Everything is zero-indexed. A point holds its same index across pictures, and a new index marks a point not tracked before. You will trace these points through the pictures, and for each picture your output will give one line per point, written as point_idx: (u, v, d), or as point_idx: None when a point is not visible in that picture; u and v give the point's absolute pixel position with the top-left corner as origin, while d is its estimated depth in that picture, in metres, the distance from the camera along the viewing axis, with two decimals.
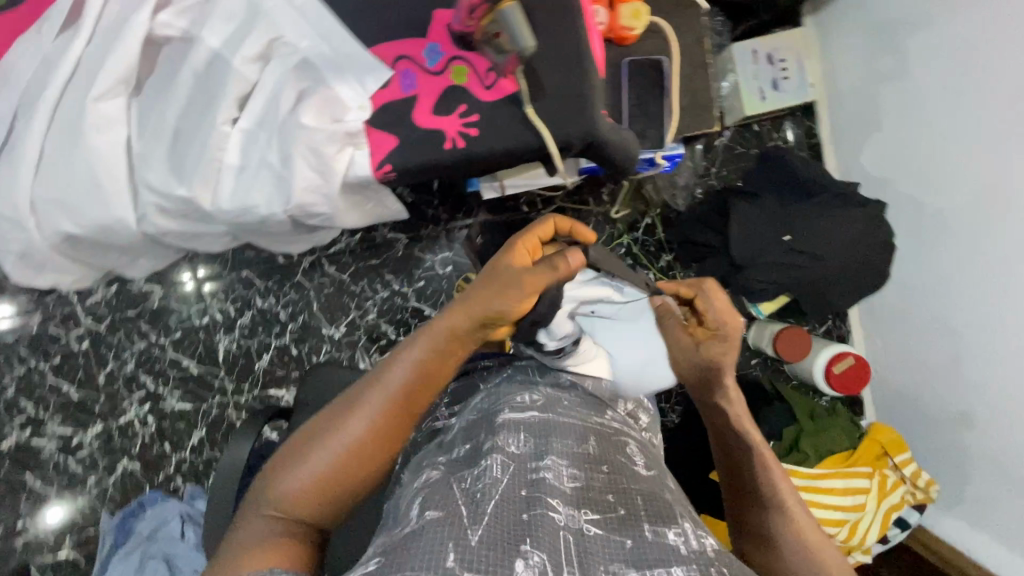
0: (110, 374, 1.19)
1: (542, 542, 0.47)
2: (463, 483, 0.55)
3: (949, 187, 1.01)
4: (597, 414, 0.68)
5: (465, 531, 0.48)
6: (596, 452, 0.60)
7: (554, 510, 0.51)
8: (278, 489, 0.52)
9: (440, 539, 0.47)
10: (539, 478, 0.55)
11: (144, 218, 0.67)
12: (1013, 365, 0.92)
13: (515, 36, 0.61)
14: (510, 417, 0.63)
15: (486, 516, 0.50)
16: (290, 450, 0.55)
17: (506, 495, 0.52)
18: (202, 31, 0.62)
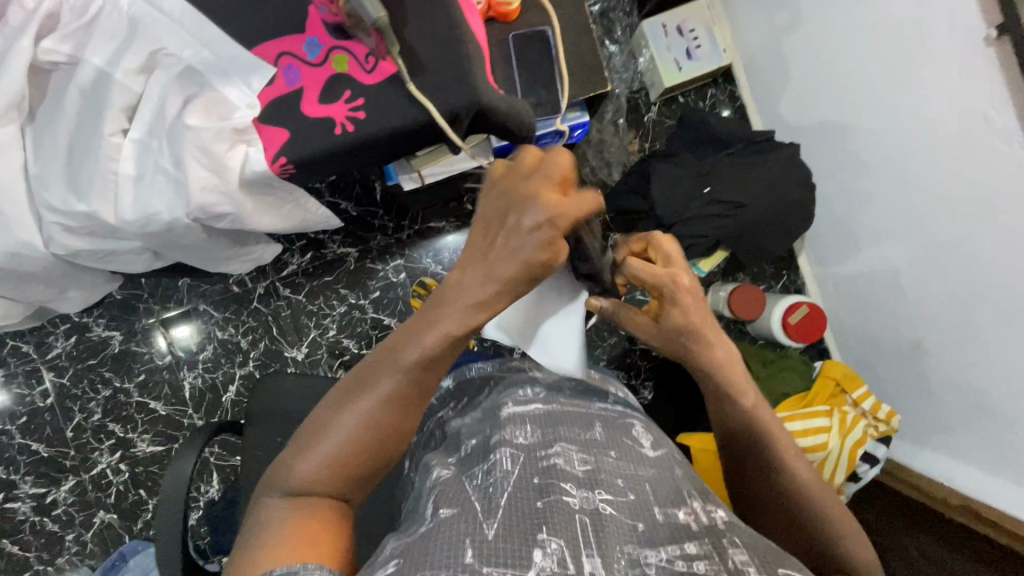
0: (77, 428, 1.16)
1: (558, 529, 0.45)
2: (474, 478, 0.53)
3: (850, 125, 1.03)
4: (599, 402, 0.65)
5: (481, 526, 0.45)
6: (605, 438, 0.56)
7: (567, 495, 0.48)
8: (297, 478, 0.47)
9: (454, 538, 0.44)
10: (550, 465, 0.52)
11: (51, 240, 0.71)
12: (944, 282, 0.91)
13: (364, 8, 0.63)
14: (515, 411, 0.61)
15: (500, 509, 0.48)
16: (314, 432, 0.48)
17: (518, 485, 0.50)
18: (86, 52, 0.66)
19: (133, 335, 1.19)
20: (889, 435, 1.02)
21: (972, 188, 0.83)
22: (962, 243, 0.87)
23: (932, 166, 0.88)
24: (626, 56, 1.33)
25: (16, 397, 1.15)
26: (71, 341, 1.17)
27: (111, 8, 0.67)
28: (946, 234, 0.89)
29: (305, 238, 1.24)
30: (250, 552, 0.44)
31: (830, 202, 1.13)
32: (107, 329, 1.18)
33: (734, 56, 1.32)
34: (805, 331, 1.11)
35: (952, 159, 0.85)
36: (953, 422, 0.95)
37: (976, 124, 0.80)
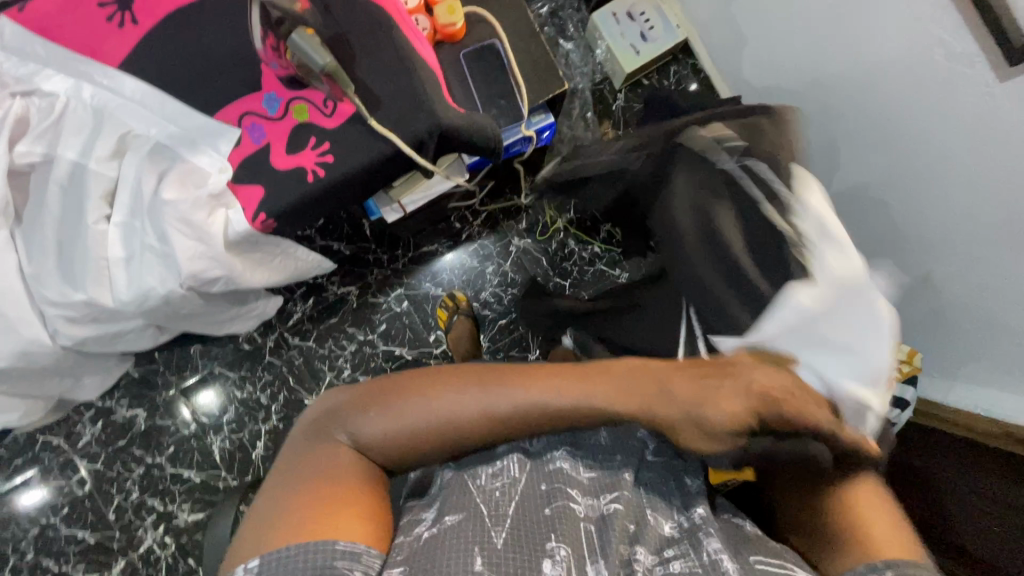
0: (119, 509, 1.18)
1: (568, 536, 0.49)
2: (478, 480, 0.55)
3: (814, 76, 1.03)
4: None
5: (488, 533, 0.49)
6: (609, 441, 0.58)
7: (575, 501, 0.52)
8: (364, 429, 0.53)
9: (464, 544, 0.48)
10: (555, 470, 0.55)
11: (57, 333, 0.73)
12: (937, 212, 0.90)
13: (313, 59, 0.65)
14: None
15: (508, 517, 0.51)
16: (399, 389, 0.54)
17: (526, 491, 0.53)
18: (59, 148, 0.69)
19: (156, 410, 1.21)
20: (915, 376, 1.02)
21: (944, 113, 0.82)
22: (945, 172, 0.86)
23: (898, 99, 0.88)
24: (583, 50, 1.34)
25: (57, 489, 1.18)
26: (99, 425, 1.20)
27: (75, 102, 0.70)
28: (928, 164, 0.88)
29: (305, 284, 1.26)
30: (285, 490, 0.50)
31: (810, 154, 1.13)
32: (131, 408, 1.21)
33: (687, 31, 1.33)
34: None
35: (916, 90, 0.85)
36: (979, 350, 0.92)
37: (934, 52, 0.80)
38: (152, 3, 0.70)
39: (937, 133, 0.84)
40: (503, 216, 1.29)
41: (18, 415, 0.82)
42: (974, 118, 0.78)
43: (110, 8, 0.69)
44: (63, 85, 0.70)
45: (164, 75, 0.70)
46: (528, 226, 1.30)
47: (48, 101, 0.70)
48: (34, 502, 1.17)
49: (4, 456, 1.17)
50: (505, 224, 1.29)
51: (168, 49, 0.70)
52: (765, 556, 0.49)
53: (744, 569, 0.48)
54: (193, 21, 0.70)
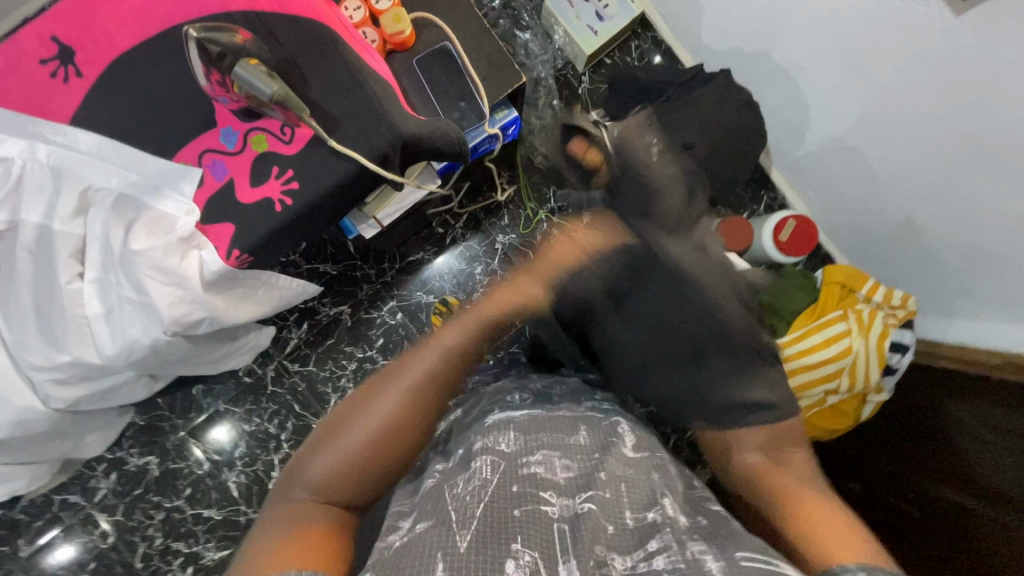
0: (145, 556, 1.18)
1: (533, 538, 0.49)
2: (454, 487, 0.56)
3: (772, 34, 1.02)
4: (584, 402, 0.70)
5: (453, 538, 0.48)
6: (589, 441, 0.61)
7: (548, 504, 0.53)
8: (315, 469, 0.62)
9: (428, 551, 0.48)
10: (531, 474, 0.55)
11: (49, 397, 0.73)
12: (913, 155, 0.89)
13: (262, 91, 0.65)
14: (498, 418, 0.65)
15: (474, 520, 0.50)
16: (339, 421, 0.66)
17: (496, 493, 0.53)
18: (22, 214, 0.68)
19: (167, 455, 1.21)
20: (911, 320, 1.00)
21: (904, 51, 0.81)
22: (915, 114, 0.85)
23: (857, 47, 0.88)
24: (541, 38, 1.33)
25: (81, 545, 1.18)
26: (113, 477, 1.20)
27: (32, 164, 0.69)
28: (898, 105, 0.87)
29: (297, 310, 1.25)
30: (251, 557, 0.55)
31: (781, 112, 1.12)
32: (143, 456, 1.21)
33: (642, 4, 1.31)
34: (796, 245, 1.10)
35: (875, 33, 0.83)
36: (973, 282, 0.91)
37: None
38: (93, 53, 0.69)
39: (902, 73, 0.83)
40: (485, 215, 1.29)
41: (25, 482, 0.82)
42: (934, 52, 0.77)
43: (52, 64, 0.69)
44: (16, 148, 0.69)
45: (117, 125, 0.69)
46: (511, 222, 1.29)
47: (3, 166, 0.69)
48: (61, 561, 1.17)
49: (24, 520, 1.17)
50: (488, 222, 1.29)
51: (117, 98, 0.69)
52: (750, 552, 0.48)
53: (730, 566, 0.46)
54: (137, 66, 0.69)
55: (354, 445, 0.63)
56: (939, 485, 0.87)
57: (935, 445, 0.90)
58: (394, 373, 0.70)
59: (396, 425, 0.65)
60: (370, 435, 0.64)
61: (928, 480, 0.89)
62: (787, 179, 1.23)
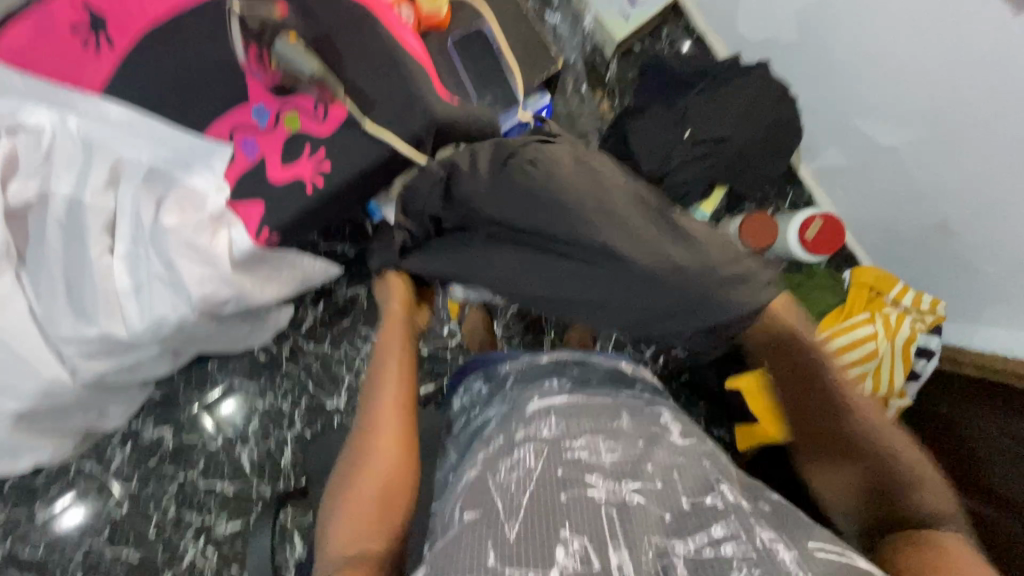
0: (158, 525, 1.20)
1: (581, 525, 0.49)
2: (496, 475, 0.55)
3: (814, 26, 0.99)
4: (624, 391, 0.68)
5: (501, 527, 0.49)
6: (632, 427, 0.61)
7: (594, 487, 0.52)
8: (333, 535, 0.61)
9: (477, 540, 0.48)
10: (574, 459, 0.55)
11: (76, 369, 0.73)
12: (955, 157, 0.87)
13: (299, 67, 0.65)
14: (538, 406, 0.63)
15: (521, 508, 0.50)
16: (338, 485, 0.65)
17: (542, 479, 0.53)
18: (52, 184, 0.67)
19: (182, 428, 1.22)
20: (939, 325, 0.99)
21: (957, 49, 0.78)
22: (963, 116, 0.82)
23: (907, 43, 0.85)
24: (570, 22, 1.30)
25: (96, 512, 1.20)
26: (128, 446, 1.21)
27: (61, 133, 0.67)
28: (946, 106, 0.84)
29: (314, 289, 1.25)
30: None
31: (816, 107, 1.09)
32: (157, 427, 1.22)
33: None
34: (824, 245, 1.07)
35: (927, 30, 0.81)
36: (1006, 291, 0.89)
37: None
38: (126, 23, 0.67)
39: (952, 73, 0.81)
40: None
41: (51, 452, 0.82)
42: (990, 54, 0.74)
43: (84, 32, 0.67)
44: (46, 117, 0.68)
45: (149, 98, 0.68)
46: None
47: (33, 134, 0.68)
48: (76, 526, 1.19)
49: (40, 485, 1.19)
50: None
51: (150, 70, 0.68)
52: (825, 544, 0.49)
53: (802, 559, 0.47)
54: (169, 37, 0.67)
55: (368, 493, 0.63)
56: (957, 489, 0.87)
57: (956, 446, 0.90)
58: (372, 432, 0.67)
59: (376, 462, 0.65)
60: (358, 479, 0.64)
61: None
62: (814, 175, 1.21)
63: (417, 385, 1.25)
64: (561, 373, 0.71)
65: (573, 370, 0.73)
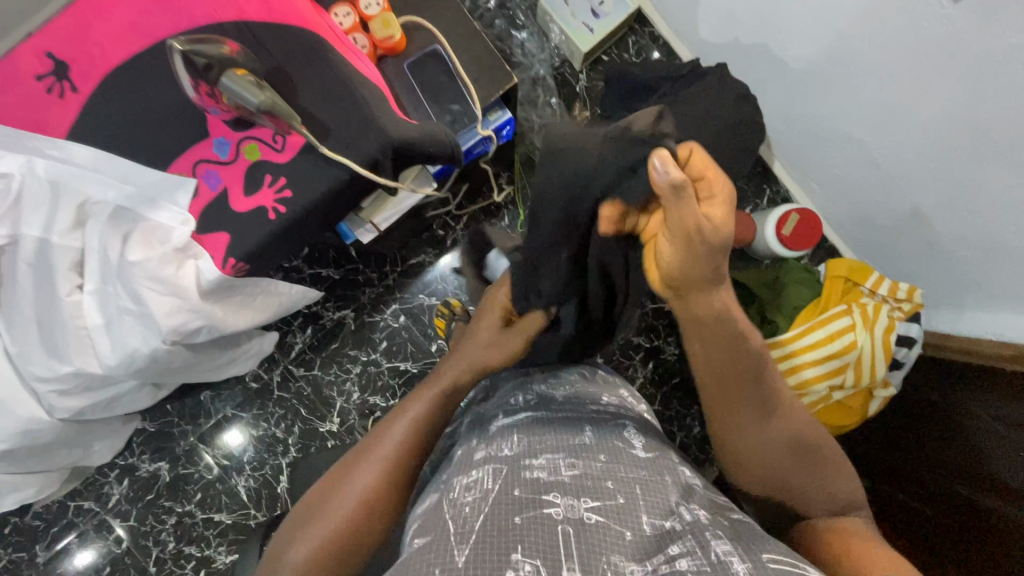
0: (158, 561, 1.20)
1: (536, 547, 0.45)
2: (451, 494, 0.52)
3: (767, 25, 1.01)
4: (591, 402, 0.65)
5: (451, 553, 0.45)
6: (595, 442, 0.57)
7: (552, 505, 0.49)
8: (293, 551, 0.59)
9: (425, 567, 0.45)
10: (533, 478, 0.52)
11: (54, 408, 0.74)
12: (916, 143, 0.87)
13: (249, 98, 0.65)
14: (500, 425, 0.62)
15: (473, 533, 0.47)
16: (318, 500, 0.62)
17: (494, 502, 0.50)
18: (22, 227, 0.69)
19: (178, 460, 1.23)
20: (918, 313, 0.99)
21: (899, 38, 0.79)
22: (915, 102, 0.83)
23: (854, 36, 0.86)
24: (537, 37, 1.32)
25: (96, 551, 1.20)
26: (125, 482, 1.22)
27: (29, 178, 0.70)
28: (897, 94, 0.85)
29: (301, 314, 1.26)
30: None
31: (780, 104, 1.11)
32: (153, 462, 1.23)
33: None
34: (800, 240, 1.08)
35: (871, 23, 0.82)
36: (982, 275, 0.89)
37: None
38: (87, 67, 0.70)
39: (900, 61, 0.81)
40: (484, 215, 1.28)
41: (35, 491, 0.83)
42: (929, 42, 0.76)
43: (47, 79, 0.70)
44: (15, 163, 0.70)
45: (112, 138, 0.70)
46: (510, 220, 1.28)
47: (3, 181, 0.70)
48: (77, 565, 1.19)
49: (40, 526, 1.19)
50: (488, 222, 1.28)
51: (111, 111, 0.70)
52: (778, 555, 0.45)
53: (756, 569, 0.43)
54: (129, 79, 0.70)
55: (339, 527, 0.60)
56: (965, 486, 0.81)
57: (963, 433, 0.85)
58: (368, 457, 0.64)
59: (363, 497, 0.61)
60: (341, 508, 0.61)
61: (941, 482, 0.86)
62: (788, 171, 1.22)
63: None
64: (528, 387, 0.69)
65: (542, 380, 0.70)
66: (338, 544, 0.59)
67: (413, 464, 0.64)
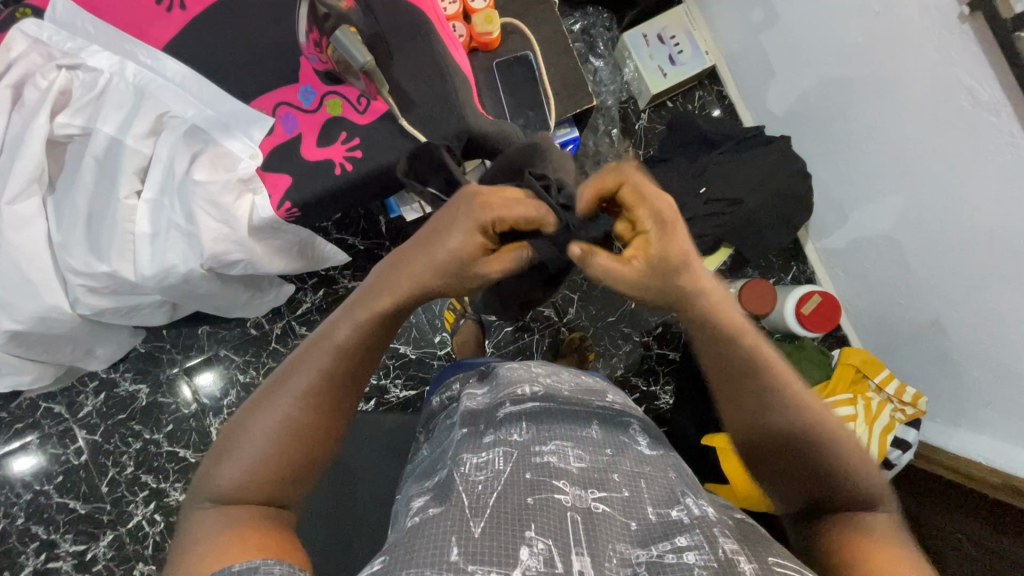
0: (112, 482, 1.18)
1: (547, 526, 0.46)
2: (462, 470, 0.52)
3: (836, 111, 1.04)
4: (596, 398, 0.64)
5: (466, 523, 0.46)
6: (602, 437, 0.57)
7: (561, 492, 0.49)
8: (223, 473, 0.51)
9: (441, 534, 0.45)
10: (544, 462, 0.52)
11: (78, 301, 0.75)
12: (952, 257, 0.89)
13: (353, 55, 0.66)
14: (507, 412, 0.60)
15: (488, 508, 0.47)
16: (255, 405, 0.53)
17: (510, 481, 0.50)
18: (97, 122, 0.70)
19: (158, 387, 1.22)
20: (918, 418, 1.01)
21: (961, 154, 0.82)
22: (959, 215, 0.86)
23: (916, 142, 0.89)
24: (612, 68, 1.35)
25: (53, 457, 1.18)
26: (102, 396, 1.20)
27: (118, 79, 0.71)
28: (946, 205, 0.87)
29: (317, 276, 1.25)
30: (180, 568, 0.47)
31: (829, 188, 1.13)
32: (134, 382, 1.21)
33: (715, 56, 1.34)
34: (818, 322, 1.10)
35: (938, 134, 0.85)
36: (991, 396, 0.90)
37: (961, 99, 0.79)
38: None
39: (957, 175, 0.84)
40: None
41: (29, 379, 0.83)
42: (990, 164, 0.78)
43: None
44: (107, 61, 0.71)
45: (208, 62, 0.72)
46: None
47: (91, 75, 0.72)
48: (31, 466, 1.17)
49: (5, 419, 1.18)
50: None
51: (213, 37, 0.72)
52: (783, 559, 0.46)
53: (762, 570, 0.44)
54: (239, 10, 0.72)
55: (286, 427, 0.52)
56: None
57: None
58: (319, 349, 0.54)
59: (308, 401, 0.53)
60: (282, 413, 0.53)
61: None
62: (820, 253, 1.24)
63: (398, 388, 1.23)
64: (536, 377, 0.66)
65: (546, 372, 0.68)
66: (304, 454, 0.53)
67: (359, 364, 0.55)
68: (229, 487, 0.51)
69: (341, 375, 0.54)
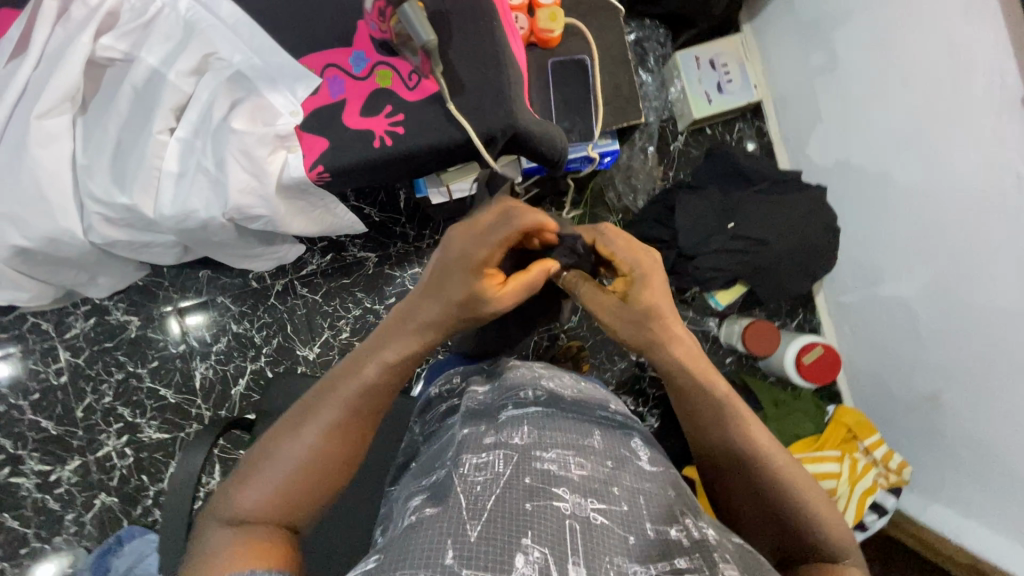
0: (88, 408, 1.17)
1: (544, 534, 0.45)
2: (462, 471, 0.51)
3: (876, 170, 1.03)
4: (600, 408, 0.63)
5: (464, 527, 0.45)
6: (603, 447, 0.55)
7: (560, 500, 0.48)
8: (245, 496, 0.51)
9: (437, 536, 0.45)
10: (544, 469, 0.51)
11: (91, 229, 0.73)
12: (963, 336, 0.89)
13: (415, 29, 0.65)
14: (509, 416, 0.59)
15: (486, 511, 0.47)
16: (287, 429, 0.54)
17: (506, 486, 0.49)
18: (142, 51, 0.69)
19: (150, 322, 1.20)
20: (899, 486, 1.02)
21: (996, 237, 0.81)
22: (980, 297, 0.85)
23: (952, 216, 0.88)
24: (658, 85, 1.34)
25: (32, 373, 1.16)
26: (92, 321, 1.18)
27: (170, 11, 0.70)
28: (970, 284, 0.87)
29: (327, 240, 1.23)
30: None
31: (853, 245, 1.12)
32: (126, 313, 1.19)
33: (763, 92, 1.32)
34: (817, 374, 1.10)
35: (977, 213, 0.84)
36: (975, 479, 0.90)
37: (1007, 182, 0.78)
38: None
39: (987, 256, 0.83)
40: None
41: (26, 296, 0.81)
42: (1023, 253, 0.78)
43: None
44: None
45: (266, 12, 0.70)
46: None
47: (143, 2, 0.70)
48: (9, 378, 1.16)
49: None
50: None
51: None
52: None
53: None
54: None
55: (311, 454, 0.53)
56: None
57: None
58: (358, 379, 0.56)
59: (336, 429, 0.54)
60: (312, 440, 0.53)
61: None
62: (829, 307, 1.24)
63: None
64: (538, 383, 0.65)
65: (550, 380, 0.67)
66: (321, 479, 0.53)
67: (386, 399, 0.57)
68: (246, 510, 0.50)
69: (366, 408, 0.56)
